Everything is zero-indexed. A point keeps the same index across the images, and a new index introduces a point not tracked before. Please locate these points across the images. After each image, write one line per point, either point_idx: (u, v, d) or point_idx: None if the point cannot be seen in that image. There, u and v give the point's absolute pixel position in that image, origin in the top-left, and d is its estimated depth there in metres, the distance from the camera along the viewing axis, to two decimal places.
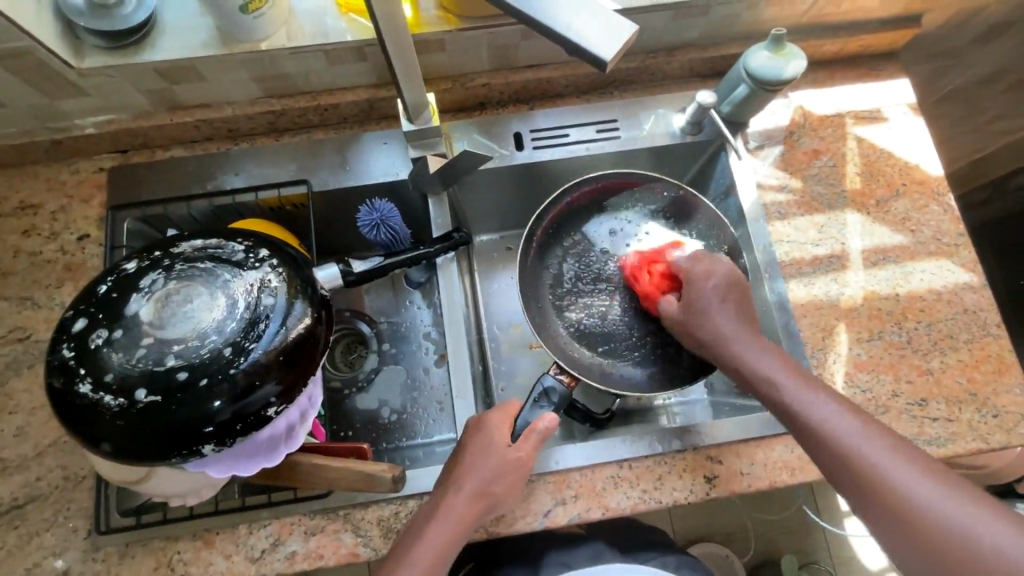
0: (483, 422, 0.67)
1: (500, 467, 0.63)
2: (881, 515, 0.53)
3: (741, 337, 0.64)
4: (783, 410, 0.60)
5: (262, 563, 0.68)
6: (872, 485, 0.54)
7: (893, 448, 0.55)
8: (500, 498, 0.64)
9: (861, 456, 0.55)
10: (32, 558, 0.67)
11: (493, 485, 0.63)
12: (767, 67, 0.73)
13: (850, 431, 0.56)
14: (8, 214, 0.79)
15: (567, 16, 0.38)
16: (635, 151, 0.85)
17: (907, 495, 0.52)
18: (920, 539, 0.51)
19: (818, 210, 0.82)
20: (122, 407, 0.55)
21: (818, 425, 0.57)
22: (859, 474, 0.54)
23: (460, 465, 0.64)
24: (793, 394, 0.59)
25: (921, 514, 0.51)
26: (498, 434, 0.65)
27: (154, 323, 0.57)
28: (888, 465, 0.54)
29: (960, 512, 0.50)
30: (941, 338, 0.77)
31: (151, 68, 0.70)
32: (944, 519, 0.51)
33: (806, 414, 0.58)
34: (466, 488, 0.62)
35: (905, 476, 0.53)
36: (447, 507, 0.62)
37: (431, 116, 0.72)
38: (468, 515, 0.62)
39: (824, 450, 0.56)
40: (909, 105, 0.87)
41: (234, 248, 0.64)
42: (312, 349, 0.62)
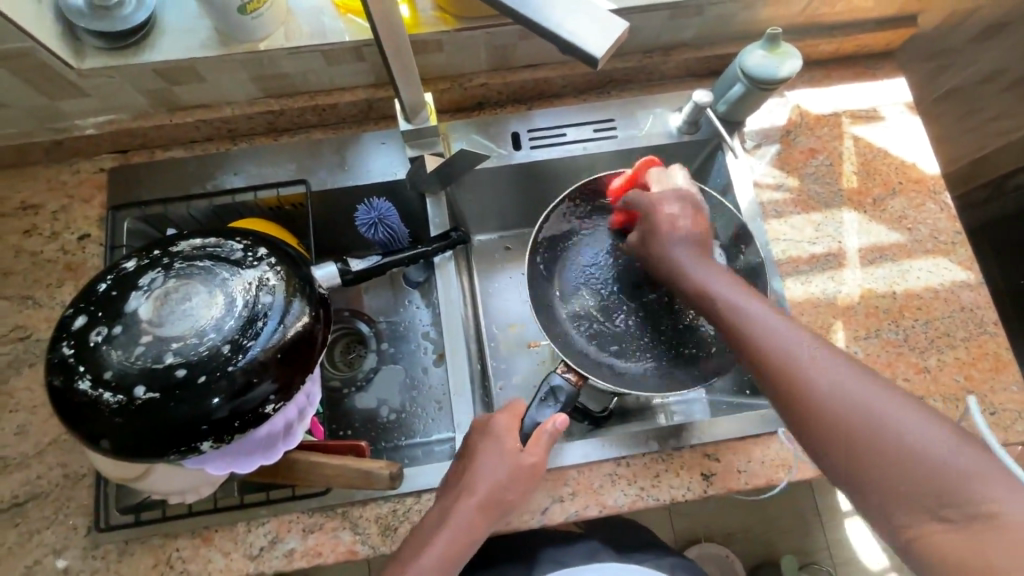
0: (491, 425, 0.67)
1: (512, 470, 0.64)
2: (810, 423, 0.53)
3: (687, 260, 0.66)
4: (722, 322, 0.61)
5: (260, 560, 0.68)
6: (798, 390, 0.54)
7: (830, 357, 0.55)
8: (509, 501, 0.64)
9: (789, 362, 0.55)
10: (33, 555, 0.68)
11: (503, 488, 0.63)
12: (762, 66, 0.73)
13: (782, 338, 0.56)
14: (9, 214, 0.79)
15: (559, 12, 0.39)
16: (632, 150, 0.85)
17: (833, 402, 0.52)
18: (845, 443, 0.51)
19: (814, 209, 0.83)
20: (121, 404, 0.55)
21: (757, 336, 0.57)
22: (788, 381, 0.55)
23: (469, 470, 0.64)
24: (728, 307, 0.61)
25: (852, 418, 0.51)
26: (509, 440, 0.66)
27: (152, 321, 0.58)
28: (820, 370, 0.54)
29: (893, 415, 0.50)
30: (938, 336, 0.77)
31: (150, 69, 0.71)
32: (885, 426, 0.49)
33: (748, 325, 0.59)
34: (476, 494, 0.63)
35: (835, 382, 0.53)
36: (456, 513, 0.62)
37: (428, 115, 0.72)
38: (478, 518, 0.62)
39: (759, 359, 0.57)
40: (905, 104, 0.88)
41: (233, 247, 0.65)
42: (309, 347, 0.63)
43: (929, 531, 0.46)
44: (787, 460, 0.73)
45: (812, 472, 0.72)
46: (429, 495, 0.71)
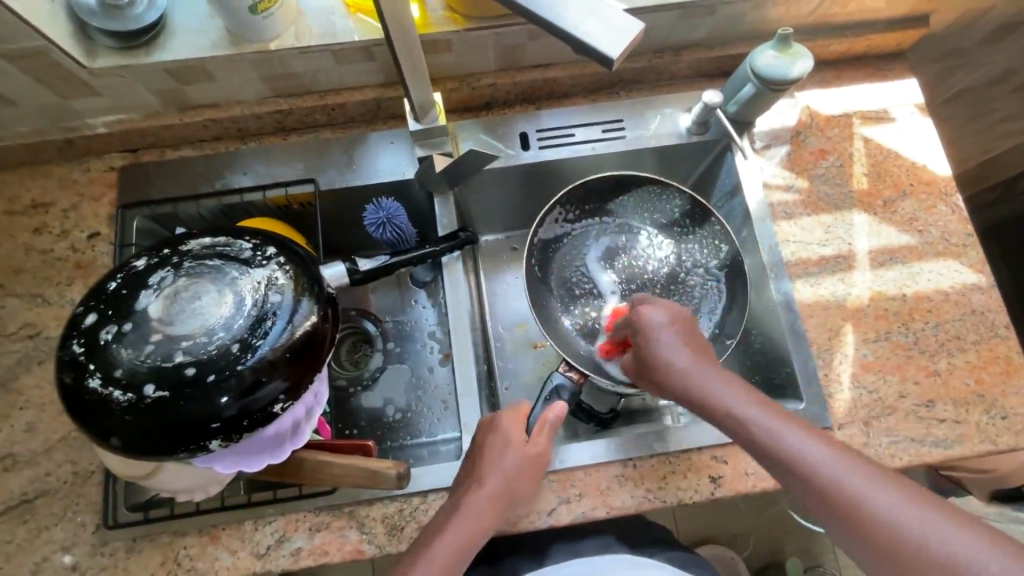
0: (499, 416, 0.67)
1: (521, 459, 0.64)
2: (885, 567, 0.46)
3: (689, 367, 0.59)
4: (754, 449, 0.54)
5: (267, 558, 0.68)
6: (860, 528, 0.47)
7: (872, 484, 0.48)
8: (518, 492, 0.64)
9: (840, 495, 0.48)
10: (42, 552, 0.68)
11: (513, 477, 0.63)
12: (773, 67, 0.73)
13: (821, 469, 0.50)
14: (19, 212, 0.80)
15: (574, 13, 0.38)
16: (641, 150, 0.85)
17: (906, 543, 0.45)
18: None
19: (824, 210, 0.82)
20: (131, 402, 0.56)
21: (787, 462, 0.51)
22: (849, 522, 0.48)
23: (481, 461, 0.65)
24: (762, 429, 0.53)
25: (912, 550, 0.45)
26: (515, 431, 0.66)
27: (163, 320, 0.58)
28: (873, 504, 0.47)
29: (968, 550, 0.43)
30: (948, 339, 0.77)
31: (161, 68, 0.71)
32: (950, 561, 0.43)
33: (776, 447, 0.52)
34: (488, 483, 0.63)
35: (894, 516, 0.46)
36: (469, 503, 0.62)
37: (437, 115, 0.72)
38: (489, 507, 0.62)
39: (810, 496, 0.50)
40: (916, 105, 0.87)
41: (242, 246, 0.65)
42: (318, 346, 0.63)
43: None
44: None
45: None
46: (436, 495, 0.71)
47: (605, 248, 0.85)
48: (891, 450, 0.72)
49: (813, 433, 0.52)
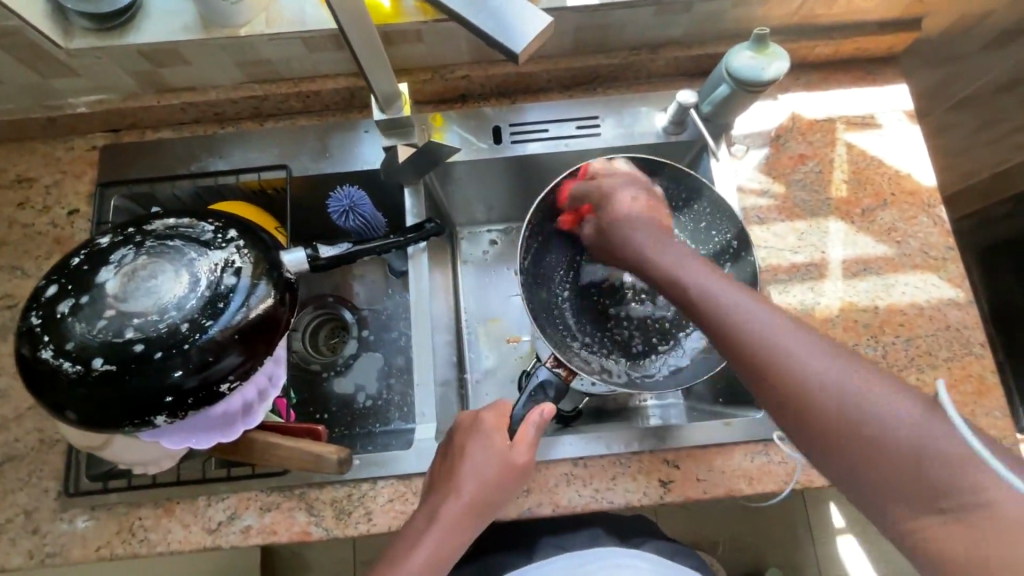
0: (478, 422, 0.66)
1: (501, 461, 0.64)
2: (785, 404, 0.50)
3: (648, 247, 0.67)
4: (694, 309, 0.59)
5: (217, 534, 0.70)
6: (773, 372, 0.51)
7: (797, 332, 0.52)
8: (497, 498, 0.64)
9: (762, 347, 0.52)
10: (5, 514, 0.71)
11: (491, 482, 0.63)
12: (748, 67, 0.71)
13: (750, 321, 0.54)
14: (4, 186, 0.82)
15: (487, 7, 0.39)
16: (617, 149, 0.84)
17: (791, 366, 0.50)
18: (822, 427, 0.48)
19: (799, 217, 0.80)
20: (80, 374, 0.57)
21: (720, 308, 0.56)
22: (764, 366, 0.52)
23: (457, 469, 0.63)
24: (697, 288, 0.59)
25: (811, 383, 0.49)
26: (493, 436, 0.65)
27: (117, 296, 0.60)
28: (789, 346, 0.51)
29: (854, 383, 0.48)
30: (919, 355, 0.74)
31: (136, 50, 0.73)
32: (848, 404, 0.47)
33: (710, 299, 0.58)
34: (465, 492, 0.62)
35: (804, 360, 0.50)
36: (446, 510, 0.61)
37: (402, 106, 0.72)
38: (467, 513, 0.62)
39: (736, 345, 0.54)
40: (905, 112, 0.84)
41: (203, 228, 0.66)
42: (270, 330, 0.64)
43: (922, 524, 0.43)
44: (749, 472, 0.71)
45: (773, 487, 0.70)
46: (385, 482, 0.72)
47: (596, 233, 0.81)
48: None
49: (746, 290, 0.57)
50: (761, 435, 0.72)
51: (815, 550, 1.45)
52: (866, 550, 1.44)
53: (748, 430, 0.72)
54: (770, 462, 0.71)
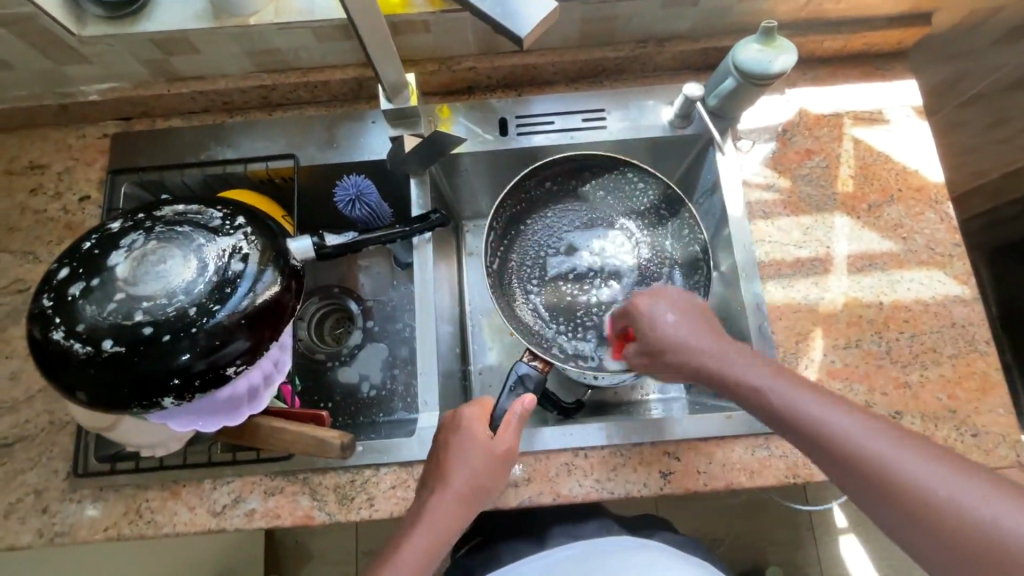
0: (458, 419, 0.66)
1: (485, 454, 0.64)
2: (881, 505, 0.49)
3: (703, 338, 0.61)
4: (763, 409, 0.56)
5: (222, 517, 0.71)
6: (867, 473, 0.49)
7: (868, 421, 0.51)
8: (485, 489, 0.64)
9: (851, 447, 0.50)
10: (16, 494, 0.72)
11: (478, 476, 0.63)
12: (755, 60, 0.71)
13: (837, 428, 0.52)
14: (17, 172, 0.84)
15: None
16: (622, 142, 0.84)
17: (892, 477, 0.48)
18: (924, 527, 0.46)
19: (804, 212, 0.80)
20: (90, 355, 0.58)
21: (803, 419, 0.53)
22: (850, 465, 0.50)
23: (443, 464, 0.64)
24: (772, 395, 0.56)
25: (917, 494, 0.47)
26: (475, 430, 0.65)
27: (127, 280, 0.61)
28: (872, 442, 0.50)
29: (956, 488, 0.46)
30: (923, 351, 0.74)
31: (147, 39, 0.74)
32: (956, 514, 0.45)
33: (787, 405, 0.55)
34: (451, 488, 0.62)
35: (893, 458, 0.49)
36: (434, 505, 0.62)
37: (409, 96, 0.73)
38: (455, 507, 0.62)
39: (818, 446, 0.52)
40: (913, 107, 0.84)
41: (212, 215, 0.67)
42: (276, 316, 0.65)
43: None
44: (750, 465, 0.71)
45: (774, 480, 0.71)
46: (388, 469, 0.73)
47: (566, 222, 0.83)
48: None
49: (820, 390, 0.55)
50: (762, 429, 0.72)
51: (817, 549, 1.44)
52: (869, 550, 1.44)
53: (750, 424, 0.72)
54: (771, 455, 0.71)
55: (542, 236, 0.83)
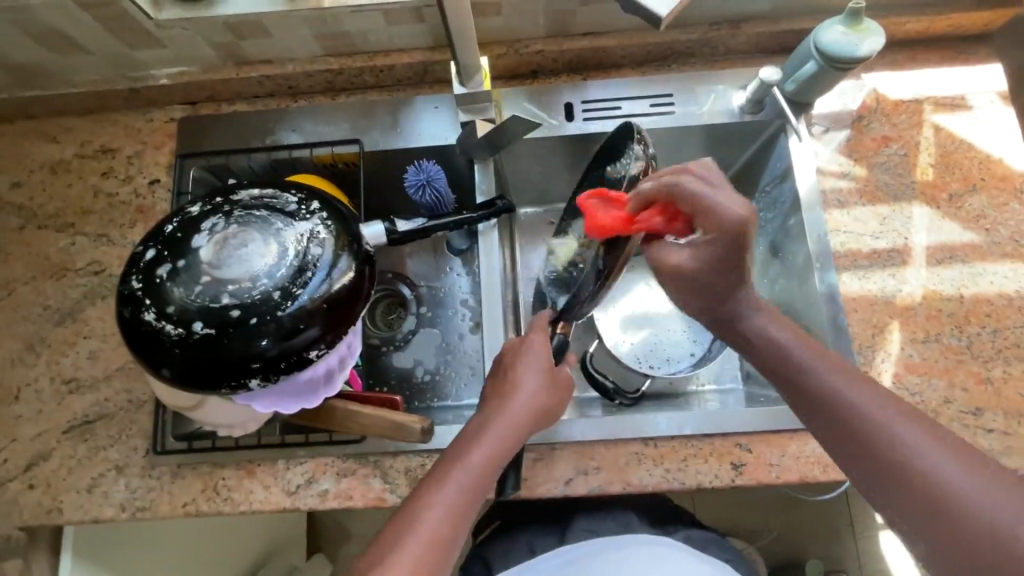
0: (530, 347, 0.68)
1: (551, 384, 0.67)
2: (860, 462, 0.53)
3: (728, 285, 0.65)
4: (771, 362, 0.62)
5: (296, 496, 0.73)
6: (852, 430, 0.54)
7: (857, 383, 0.56)
8: (543, 421, 0.67)
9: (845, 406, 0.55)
10: (98, 469, 0.75)
11: (543, 405, 0.66)
12: (840, 44, 0.69)
13: (821, 377, 0.57)
14: (89, 156, 0.85)
15: None
16: (691, 128, 0.82)
17: (862, 421, 0.53)
18: (885, 478, 0.51)
19: (882, 201, 0.78)
20: (180, 337, 0.59)
21: (793, 365, 0.60)
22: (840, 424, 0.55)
23: (517, 377, 0.66)
24: (771, 342, 0.62)
25: (883, 441, 0.52)
26: (541, 351, 0.69)
27: (212, 264, 0.62)
28: (864, 404, 0.54)
29: (920, 445, 0.51)
30: (1006, 347, 0.72)
31: (221, 22, 0.74)
32: (911, 462, 0.50)
33: (779, 351, 0.61)
34: (522, 398, 0.65)
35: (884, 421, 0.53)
36: (504, 412, 0.64)
37: (482, 81, 0.72)
38: (519, 430, 0.64)
39: (802, 394, 0.58)
40: (998, 93, 0.80)
41: (288, 200, 0.68)
42: (353, 300, 0.65)
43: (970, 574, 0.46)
44: (824, 458, 0.70)
45: None
46: None
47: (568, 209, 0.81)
48: None
49: (814, 345, 0.61)
50: None
51: (858, 543, 1.43)
52: None
53: None
54: None
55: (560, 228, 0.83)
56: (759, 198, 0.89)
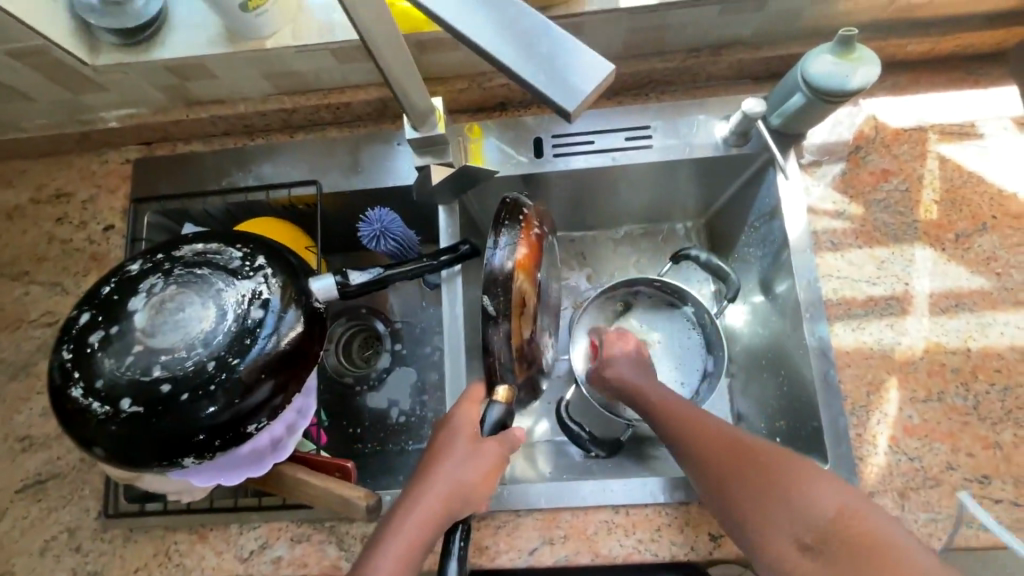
0: (454, 421, 0.60)
1: (474, 457, 0.58)
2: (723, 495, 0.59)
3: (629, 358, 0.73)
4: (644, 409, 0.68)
5: (249, 563, 0.69)
6: (726, 455, 0.58)
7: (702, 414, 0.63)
8: (470, 501, 0.57)
9: (714, 434, 0.60)
10: (50, 532, 0.72)
11: (465, 485, 0.56)
12: (828, 75, 0.62)
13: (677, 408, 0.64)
14: (43, 201, 0.82)
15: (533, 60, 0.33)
16: (670, 162, 0.76)
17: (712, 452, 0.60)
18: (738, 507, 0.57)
19: (879, 243, 0.71)
20: (109, 414, 0.56)
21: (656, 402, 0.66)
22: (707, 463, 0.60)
23: (435, 460, 0.58)
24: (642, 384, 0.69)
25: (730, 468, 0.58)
26: (466, 425, 0.60)
27: (146, 331, 0.57)
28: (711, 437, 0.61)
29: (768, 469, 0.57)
30: (1019, 407, 0.65)
31: (163, 65, 0.70)
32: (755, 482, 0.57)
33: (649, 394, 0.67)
34: (436, 485, 0.56)
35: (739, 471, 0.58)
36: (415, 502, 0.56)
37: (436, 122, 0.64)
38: (436, 513, 0.55)
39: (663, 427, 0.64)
40: (1013, 119, 0.72)
41: (232, 254, 0.63)
42: (298, 363, 0.61)
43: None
44: None
45: None
46: None
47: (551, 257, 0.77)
48: (929, 528, 0.63)
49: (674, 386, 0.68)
50: None
51: None
52: None
53: None
54: None
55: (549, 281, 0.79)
56: (746, 233, 0.82)
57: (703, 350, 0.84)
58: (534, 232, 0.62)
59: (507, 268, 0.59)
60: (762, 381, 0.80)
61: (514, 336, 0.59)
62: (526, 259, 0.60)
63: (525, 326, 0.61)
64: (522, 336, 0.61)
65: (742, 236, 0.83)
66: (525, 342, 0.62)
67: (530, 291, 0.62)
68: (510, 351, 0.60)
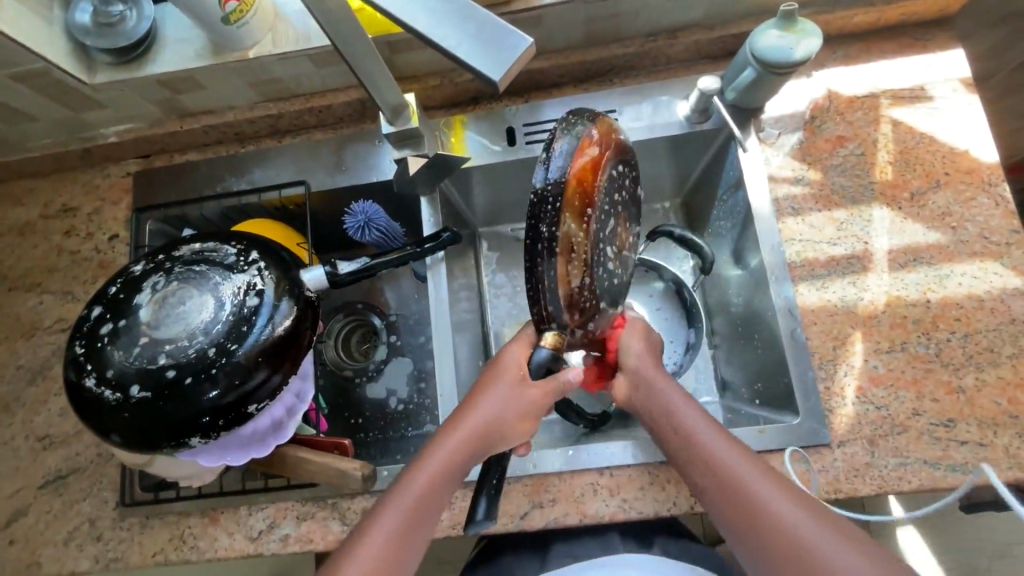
0: (503, 360, 0.60)
1: (514, 400, 0.58)
2: (740, 522, 0.54)
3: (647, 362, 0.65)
4: (666, 429, 0.61)
5: (259, 542, 0.74)
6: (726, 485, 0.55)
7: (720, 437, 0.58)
8: (504, 437, 0.59)
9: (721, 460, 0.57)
10: (72, 523, 0.77)
11: (499, 423, 0.58)
12: (775, 47, 0.65)
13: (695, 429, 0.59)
14: (51, 216, 0.88)
15: (456, 35, 0.36)
16: (638, 142, 0.80)
17: (720, 463, 0.56)
18: (747, 518, 0.54)
19: (838, 205, 0.74)
20: (119, 401, 0.60)
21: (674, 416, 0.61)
22: (747, 512, 0.54)
23: (471, 401, 0.59)
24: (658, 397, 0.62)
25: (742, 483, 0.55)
26: (512, 365, 0.60)
27: (150, 324, 0.62)
28: (721, 455, 0.57)
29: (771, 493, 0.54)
30: (979, 352, 0.68)
31: (154, 80, 0.76)
32: (755, 499, 0.54)
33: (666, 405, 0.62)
34: (462, 427, 0.58)
35: (777, 496, 0.54)
36: (424, 466, 0.58)
37: (411, 115, 0.68)
38: (462, 452, 0.58)
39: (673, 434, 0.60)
40: (961, 80, 0.76)
41: (227, 251, 0.68)
42: (294, 348, 0.65)
43: None
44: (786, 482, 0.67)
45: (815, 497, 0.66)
46: None
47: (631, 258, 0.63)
48: (899, 471, 0.66)
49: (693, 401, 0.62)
50: (797, 442, 0.68)
51: None
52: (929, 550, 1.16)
53: (783, 438, 0.68)
54: (811, 470, 0.67)
55: (590, 293, 0.54)
56: (716, 208, 0.86)
57: (685, 322, 0.88)
58: (593, 146, 0.51)
59: (555, 185, 0.48)
60: (741, 348, 0.83)
61: (562, 286, 0.50)
62: (578, 173, 0.49)
63: (572, 277, 0.51)
64: (570, 282, 0.51)
65: (713, 210, 0.87)
66: (574, 291, 0.51)
67: (582, 230, 0.50)
68: (558, 302, 0.50)
